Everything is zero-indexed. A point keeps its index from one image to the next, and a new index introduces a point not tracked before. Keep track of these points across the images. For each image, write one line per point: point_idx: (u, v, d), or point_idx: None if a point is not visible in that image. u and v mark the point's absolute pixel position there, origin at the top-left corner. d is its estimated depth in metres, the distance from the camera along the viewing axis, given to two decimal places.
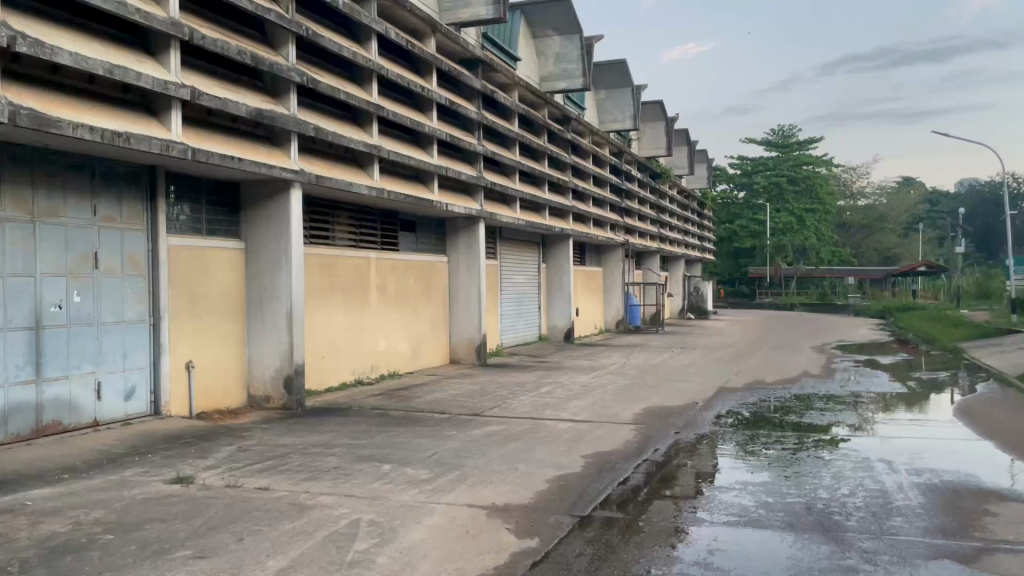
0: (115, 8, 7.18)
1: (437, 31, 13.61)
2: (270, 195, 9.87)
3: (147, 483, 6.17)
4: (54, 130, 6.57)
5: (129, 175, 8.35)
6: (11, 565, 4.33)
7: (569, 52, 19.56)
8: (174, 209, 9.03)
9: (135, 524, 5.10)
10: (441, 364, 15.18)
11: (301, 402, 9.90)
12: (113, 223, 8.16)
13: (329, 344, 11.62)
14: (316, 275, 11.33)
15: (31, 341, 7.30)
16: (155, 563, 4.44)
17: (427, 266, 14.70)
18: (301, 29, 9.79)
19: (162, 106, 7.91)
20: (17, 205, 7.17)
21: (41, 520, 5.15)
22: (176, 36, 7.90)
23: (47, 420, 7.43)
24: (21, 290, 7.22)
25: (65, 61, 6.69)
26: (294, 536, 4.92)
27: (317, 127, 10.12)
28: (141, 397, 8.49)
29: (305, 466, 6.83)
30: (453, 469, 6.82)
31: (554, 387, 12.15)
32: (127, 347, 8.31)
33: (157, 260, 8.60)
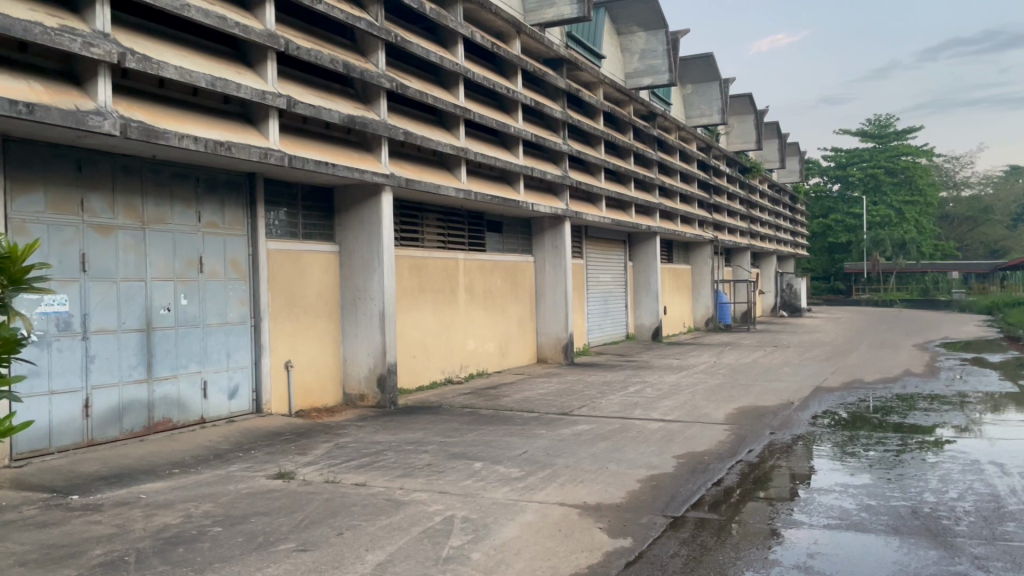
0: (217, 23, 7.49)
1: (522, 33, 13.67)
2: (363, 199, 10.12)
3: (251, 478, 6.43)
4: (162, 141, 6.90)
5: (230, 182, 8.71)
6: (128, 555, 4.57)
7: (654, 48, 19.30)
8: (271, 214, 9.35)
9: (241, 517, 5.33)
10: (529, 363, 15.26)
11: (394, 401, 10.13)
12: (216, 228, 8.53)
13: (420, 344, 11.85)
14: (406, 276, 11.56)
15: (142, 342, 7.68)
16: (261, 554, 4.62)
17: (514, 266, 14.82)
18: (390, 36, 9.98)
19: (260, 115, 8.22)
20: (129, 213, 7.56)
21: (155, 512, 5.43)
22: (272, 47, 8.18)
23: (158, 417, 7.82)
24: (133, 293, 7.60)
25: (170, 75, 7.02)
26: (391, 532, 5.05)
27: (406, 132, 10.30)
28: (244, 395, 8.84)
29: (399, 463, 6.98)
30: (544, 467, 6.85)
31: (643, 386, 12.06)
32: (230, 347, 8.68)
33: (257, 264, 8.95)
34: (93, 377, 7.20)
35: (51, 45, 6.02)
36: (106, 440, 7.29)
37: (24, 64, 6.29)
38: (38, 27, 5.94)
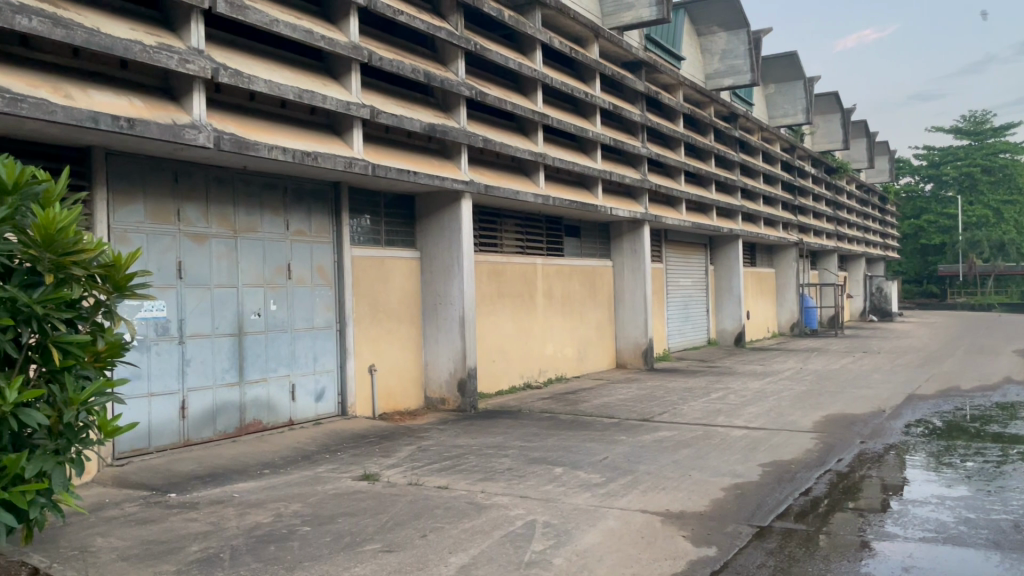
0: (303, 36, 7.72)
1: (601, 37, 13.64)
2: (443, 206, 10.27)
3: (337, 479, 6.59)
4: (253, 152, 7.15)
5: (316, 191, 8.96)
6: (223, 552, 4.75)
7: (735, 48, 18.95)
8: (355, 221, 9.57)
9: (329, 517, 5.47)
10: (608, 368, 15.18)
11: (475, 405, 10.22)
12: (303, 236, 8.79)
13: (499, 349, 11.94)
14: (486, 282, 11.67)
15: (234, 346, 7.97)
16: (348, 554, 4.73)
17: (593, 271, 14.77)
18: (469, 44, 10.10)
19: (345, 125, 8.43)
20: (222, 222, 7.86)
21: (247, 511, 5.62)
22: (356, 59, 8.39)
23: (249, 419, 8.10)
24: (226, 299, 7.90)
25: (260, 88, 7.27)
26: (473, 535, 5.10)
27: (485, 138, 10.39)
28: (330, 398, 9.07)
29: (480, 467, 7.04)
30: (625, 473, 6.80)
31: (726, 392, 11.85)
32: (317, 351, 8.92)
33: (342, 270, 9.19)
34: (189, 380, 7.50)
35: (150, 62, 6.32)
36: (201, 440, 7.59)
37: (126, 81, 6.63)
38: (139, 46, 6.25)
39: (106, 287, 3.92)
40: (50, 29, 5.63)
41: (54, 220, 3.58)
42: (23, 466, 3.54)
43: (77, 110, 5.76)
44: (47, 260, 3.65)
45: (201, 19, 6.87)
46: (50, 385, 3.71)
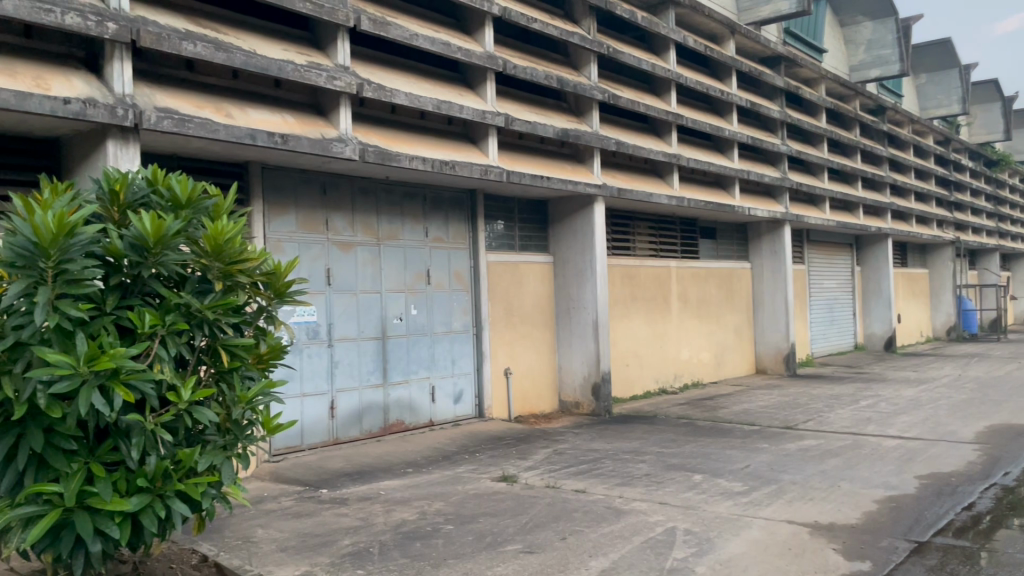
0: (442, 49, 7.96)
1: (737, 34, 13.29)
2: (576, 210, 10.29)
3: (476, 479, 6.73)
4: (395, 163, 7.43)
5: (454, 199, 9.19)
6: (372, 546, 4.96)
7: (882, 37, 17.98)
8: (490, 227, 9.75)
9: (470, 517, 5.59)
10: (747, 374, 14.75)
11: (609, 409, 10.18)
12: (441, 242, 9.04)
13: (634, 353, 11.84)
14: (620, 285, 11.60)
15: (379, 349, 8.29)
16: (490, 554, 4.83)
17: (730, 273, 14.40)
18: (602, 47, 10.09)
19: (481, 133, 8.62)
20: (366, 231, 8.21)
21: (393, 508, 5.85)
22: (491, 68, 8.55)
23: (393, 419, 8.40)
24: (370, 303, 8.23)
25: (401, 100, 7.54)
26: (613, 539, 5.09)
27: (619, 141, 10.34)
28: (468, 400, 9.29)
29: (617, 472, 7.01)
30: (769, 483, 6.58)
31: (876, 400, 11.25)
32: (455, 354, 9.14)
33: (479, 275, 9.39)
34: (337, 381, 7.86)
35: (301, 80, 6.68)
36: (349, 438, 7.95)
37: (279, 98, 7.03)
38: (291, 65, 6.62)
39: (267, 293, 4.19)
40: (212, 53, 6.06)
41: (222, 233, 3.87)
42: (196, 460, 3.81)
43: (236, 128, 6.17)
44: (216, 269, 3.94)
45: (346, 37, 7.20)
46: (220, 384, 3.99)
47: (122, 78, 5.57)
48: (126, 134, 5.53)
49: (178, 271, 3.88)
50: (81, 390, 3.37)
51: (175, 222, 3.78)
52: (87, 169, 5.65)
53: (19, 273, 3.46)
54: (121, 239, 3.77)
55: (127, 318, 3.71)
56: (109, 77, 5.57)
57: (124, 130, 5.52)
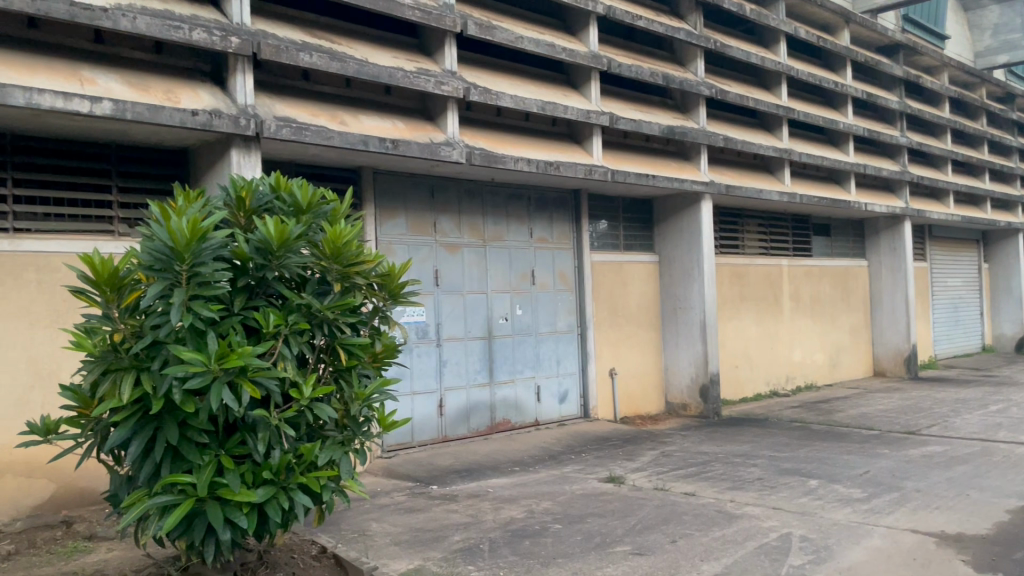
0: (546, 50, 7.99)
1: (852, 23, 12.79)
2: (682, 208, 10.14)
3: (584, 480, 6.73)
4: (501, 165, 7.51)
5: (558, 199, 9.21)
6: (483, 543, 5.04)
7: (1010, 20, 16.93)
8: (593, 227, 9.72)
9: (579, 517, 5.60)
10: (864, 376, 14.16)
11: (718, 411, 9.98)
12: (546, 243, 9.08)
13: (743, 354, 11.57)
14: (728, 285, 11.35)
15: (485, 349, 8.40)
16: (600, 554, 4.82)
17: (846, 271, 13.87)
18: (709, 42, 9.91)
19: (585, 133, 8.61)
20: (472, 232, 8.33)
21: (502, 506, 5.91)
22: (596, 67, 8.53)
23: (499, 418, 8.49)
24: (477, 304, 8.35)
25: (507, 103, 7.60)
26: (725, 544, 4.99)
27: (727, 137, 10.12)
28: (573, 401, 9.30)
29: (728, 475, 6.87)
30: (890, 490, 6.31)
31: (1007, 404, 10.59)
32: (560, 355, 9.17)
33: (583, 276, 9.39)
34: (445, 380, 8.01)
35: (410, 86, 6.84)
36: (457, 436, 8.09)
37: (389, 104, 7.23)
38: (401, 72, 6.79)
39: (382, 293, 4.33)
40: (327, 63, 6.28)
41: (341, 236, 4.03)
42: (317, 454, 3.97)
43: (350, 134, 6.37)
44: (335, 271, 4.11)
45: (453, 42, 7.33)
46: (339, 382, 4.15)
47: (244, 89, 5.87)
48: (248, 143, 5.82)
49: (299, 273, 4.06)
50: (213, 386, 3.57)
51: (297, 227, 3.96)
52: (213, 176, 5.98)
53: (156, 275, 3.69)
54: (248, 243, 3.97)
55: (253, 318, 3.90)
56: (232, 89, 5.88)
57: (246, 139, 5.81)
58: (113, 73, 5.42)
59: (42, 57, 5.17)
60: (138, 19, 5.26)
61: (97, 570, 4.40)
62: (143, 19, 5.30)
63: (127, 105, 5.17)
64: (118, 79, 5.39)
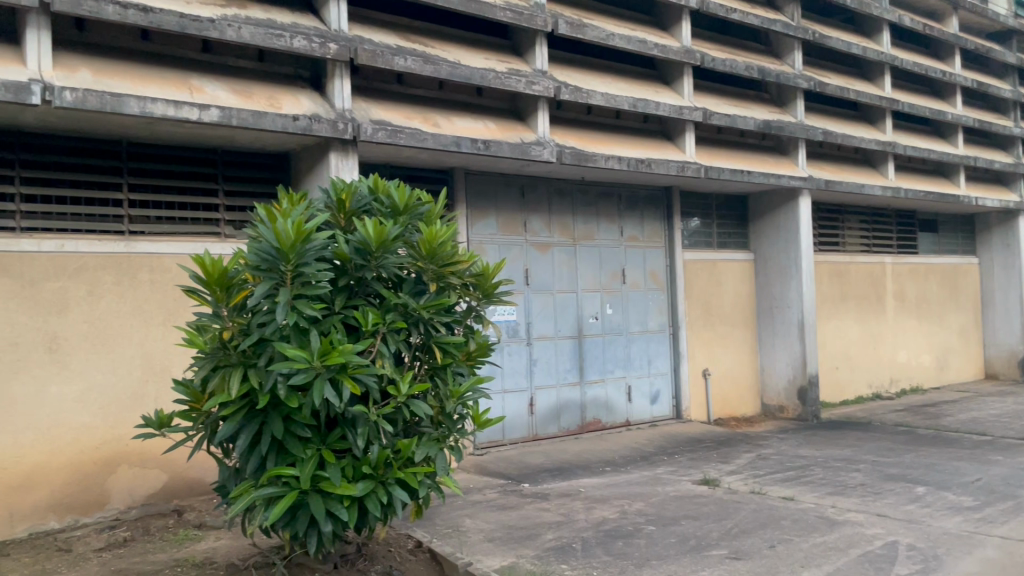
0: (638, 47, 7.91)
1: (961, 9, 12.19)
2: (779, 205, 9.87)
3: (677, 481, 6.64)
4: (592, 164, 7.47)
5: (650, 197, 9.11)
6: (575, 542, 5.03)
7: None
8: (685, 224, 9.57)
9: (673, 519, 5.53)
10: (975, 379, 13.47)
11: (817, 414, 9.67)
12: (637, 241, 9.00)
13: (844, 355, 11.18)
14: (828, 283, 10.99)
15: (575, 348, 8.38)
16: (695, 557, 4.75)
17: (954, 269, 13.23)
18: (808, 33, 9.61)
19: (678, 130, 8.48)
20: (563, 231, 8.33)
21: (594, 505, 5.89)
22: (688, 63, 8.39)
23: (590, 418, 8.47)
24: (567, 303, 8.34)
25: (598, 101, 7.56)
26: (827, 550, 4.84)
27: (826, 131, 9.79)
28: (665, 401, 9.18)
29: (828, 480, 6.65)
30: (1005, 499, 5.99)
31: None
32: (651, 355, 9.07)
33: (675, 275, 9.25)
34: (536, 379, 8.03)
35: (501, 87, 6.88)
36: (547, 435, 8.11)
37: (480, 106, 7.30)
38: (492, 73, 6.84)
39: (476, 293, 4.37)
40: (421, 66, 6.38)
41: (436, 236, 4.10)
42: (414, 450, 4.04)
43: (443, 136, 6.46)
44: (430, 271, 4.18)
45: (544, 42, 7.34)
46: (435, 380, 4.21)
47: (342, 94, 6.03)
48: (345, 146, 5.98)
49: (397, 273, 4.15)
50: (316, 382, 3.68)
51: (394, 228, 4.04)
52: (312, 179, 6.16)
53: (263, 275, 3.84)
54: (347, 244, 4.07)
55: (352, 317, 4.01)
56: (330, 94, 6.05)
57: (343, 142, 5.96)
58: (219, 81, 5.66)
59: (154, 67, 5.43)
60: (242, 29, 5.48)
61: (207, 558, 4.61)
62: (247, 29, 5.51)
63: (232, 112, 5.39)
64: (223, 86, 5.62)
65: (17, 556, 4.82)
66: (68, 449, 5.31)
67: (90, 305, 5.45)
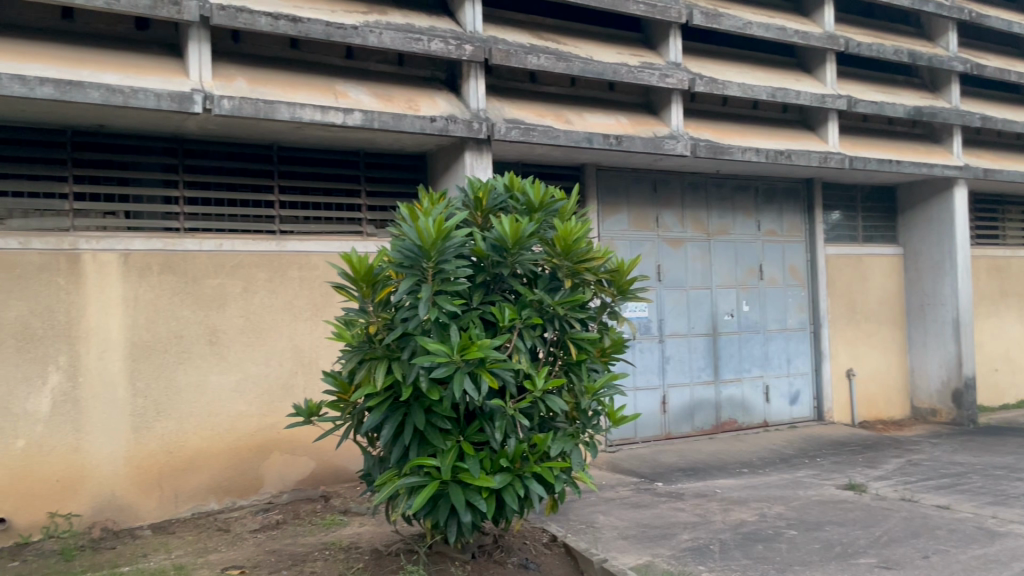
0: (777, 34, 7.64)
1: None
2: (932, 196, 9.30)
3: (820, 486, 6.38)
4: (727, 156, 7.27)
5: (789, 190, 8.78)
6: (713, 544, 4.92)
7: None
8: (827, 217, 9.17)
9: (816, 524, 5.32)
10: None
11: (974, 419, 9.06)
12: (775, 236, 8.71)
13: (1004, 356, 10.41)
14: (986, 279, 10.26)
15: (709, 345, 8.20)
16: (841, 565, 4.56)
17: None
18: (963, 13, 9.00)
19: (819, 119, 8.13)
20: (696, 226, 8.16)
21: (731, 507, 5.75)
22: (831, 49, 8.03)
23: (725, 418, 8.27)
24: (701, 300, 8.18)
25: (734, 92, 7.34)
26: (988, 564, 4.53)
27: (984, 116, 9.14)
28: (806, 402, 8.84)
29: (988, 489, 6.21)
30: None
31: None
32: (790, 353, 8.75)
33: (817, 269, 8.90)
34: (669, 377, 7.92)
35: (634, 81, 6.82)
36: (681, 434, 7.98)
37: (613, 101, 7.26)
38: (625, 67, 6.78)
39: (611, 289, 4.35)
40: (554, 63, 6.40)
41: (571, 233, 4.10)
42: (550, 445, 4.08)
43: (575, 133, 6.47)
44: (565, 267, 4.19)
45: (679, 33, 7.22)
46: (569, 375, 4.23)
47: (476, 94, 6.14)
48: (480, 146, 6.09)
49: (532, 269, 4.20)
50: (455, 375, 3.77)
51: (529, 225, 4.08)
52: (449, 179, 6.31)
53: (406, 272, 3.98)
54: (484, 240, 4.15)
55: (489, 312, 4.09)
56: (466, 94, 6.17)
57: (478, 142, 6.08)
58: (362, 86, 5.89)
59: (302, 74, 5.71)
60: (383, 34, 5.67)
61: (353, 543, 4.82)
62: (388, 34, 5.70)
63: (374, 115, 5.59)
64: (366, 91, 5.85)
65: (182, 533, 5.22)
66: (227, 436, 5.67)
67: (245, 300, 5.80)
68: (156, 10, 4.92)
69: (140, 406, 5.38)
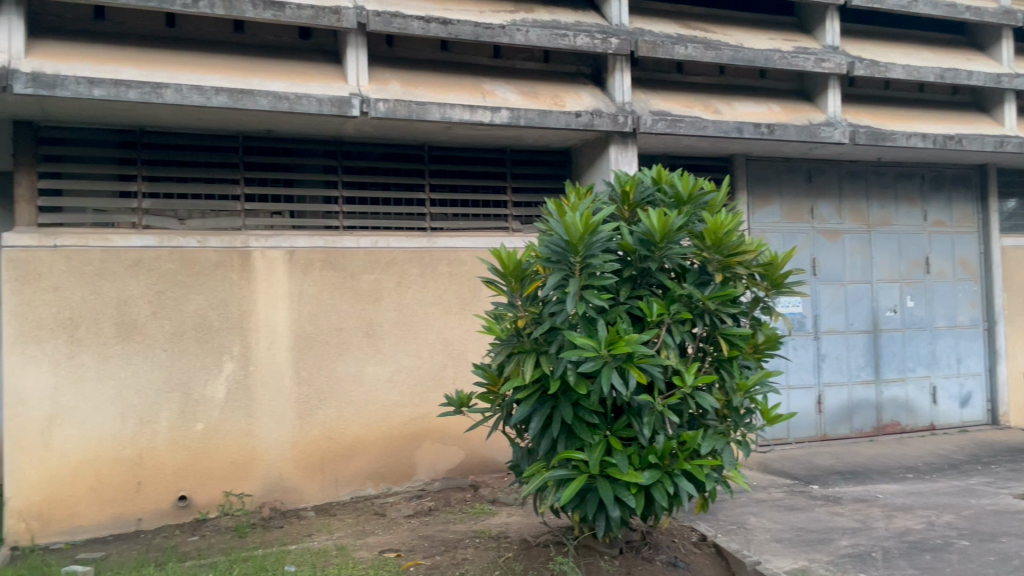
0: (946, 11, 7.13)
1: None
2: None
3: (995, 494, 5.91)
4: (890, 143, 6.79)
5: (958, 177, 8.19)
6: (876, 551, 4.67)
7: None
8: (1002, 206, 8.48)
9: (991, 535, 4.94)
10: None
11: None
12: (943, 227, 8.14)
13: None
14: None
15: (870, 343, 7.78)
16: None
17: None
18: None
19: (995, 100, 7.53)
20: (855, 217, 7.76)
21: (895, 514, 5.43)
22: (1009, 24, 7.42)
23: (886, 419, 7.82)
24: (861, 295, 7.76)
25: (897, 74, 6.88)
26: None
27: None
28: (979, 405, 8.22)
29: None
30: None
31: None
32: (961, 352, 8.16)
33: (991, 262, 8.24)
34: (825, 376, 7.58)
35: (788, 67, 6.55)
36: (838, 436, 7.63)
37: (764, 89, 7.03)
38: (778, 53, 6.52)
39: (764, 284, 4.20)
40: (702, 53, 6.23)
41: (721, 226, 4.00)
42: (699, 442, 4.00)
43: (724, 123, 6.28)
44: (716, 261, 4.09)
45: (836, 15, 6.89)
46: (720, 372, 4.13)
47: (622, 88, 6.10)
48: (625, 139, 6.04)
49: (680, 263, 4.12)
50: (603, 370, 3.76)
51: (678, 218, 4.01)
52: (594, 173, 6.31)
53: (553, 267, 4.01)
54: (632, 234, 4.12)
55: (637, 306, 4.06)
56: (611, 88, 6.14)
57: (624, 135, 6.03)
58: (510, 84, 5.98)
59: (452, 75, 5.86)
60: (530, 32, 5.73)
61: (502, 532, 4.92)
62: (534, 32, 5.75)
63: (521, 113, 5.66)
64: (513, 89, 5.94)
65: (343, 516, 5.50)
66: (383, 424, 5.92)
67: (399, 294, 6.03)
68: (317, 20, 5.19)
69: (304, 394, 5.71)
